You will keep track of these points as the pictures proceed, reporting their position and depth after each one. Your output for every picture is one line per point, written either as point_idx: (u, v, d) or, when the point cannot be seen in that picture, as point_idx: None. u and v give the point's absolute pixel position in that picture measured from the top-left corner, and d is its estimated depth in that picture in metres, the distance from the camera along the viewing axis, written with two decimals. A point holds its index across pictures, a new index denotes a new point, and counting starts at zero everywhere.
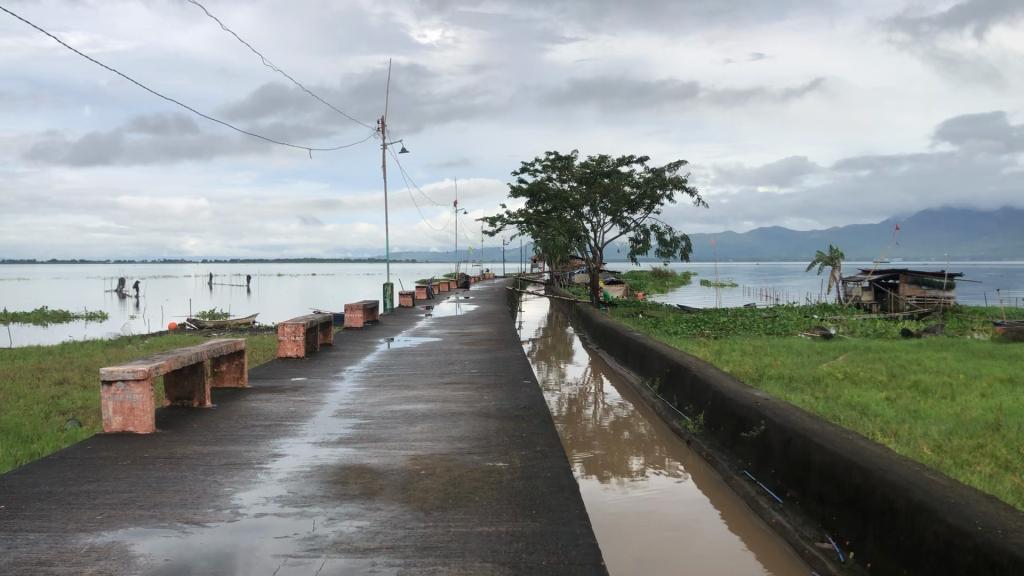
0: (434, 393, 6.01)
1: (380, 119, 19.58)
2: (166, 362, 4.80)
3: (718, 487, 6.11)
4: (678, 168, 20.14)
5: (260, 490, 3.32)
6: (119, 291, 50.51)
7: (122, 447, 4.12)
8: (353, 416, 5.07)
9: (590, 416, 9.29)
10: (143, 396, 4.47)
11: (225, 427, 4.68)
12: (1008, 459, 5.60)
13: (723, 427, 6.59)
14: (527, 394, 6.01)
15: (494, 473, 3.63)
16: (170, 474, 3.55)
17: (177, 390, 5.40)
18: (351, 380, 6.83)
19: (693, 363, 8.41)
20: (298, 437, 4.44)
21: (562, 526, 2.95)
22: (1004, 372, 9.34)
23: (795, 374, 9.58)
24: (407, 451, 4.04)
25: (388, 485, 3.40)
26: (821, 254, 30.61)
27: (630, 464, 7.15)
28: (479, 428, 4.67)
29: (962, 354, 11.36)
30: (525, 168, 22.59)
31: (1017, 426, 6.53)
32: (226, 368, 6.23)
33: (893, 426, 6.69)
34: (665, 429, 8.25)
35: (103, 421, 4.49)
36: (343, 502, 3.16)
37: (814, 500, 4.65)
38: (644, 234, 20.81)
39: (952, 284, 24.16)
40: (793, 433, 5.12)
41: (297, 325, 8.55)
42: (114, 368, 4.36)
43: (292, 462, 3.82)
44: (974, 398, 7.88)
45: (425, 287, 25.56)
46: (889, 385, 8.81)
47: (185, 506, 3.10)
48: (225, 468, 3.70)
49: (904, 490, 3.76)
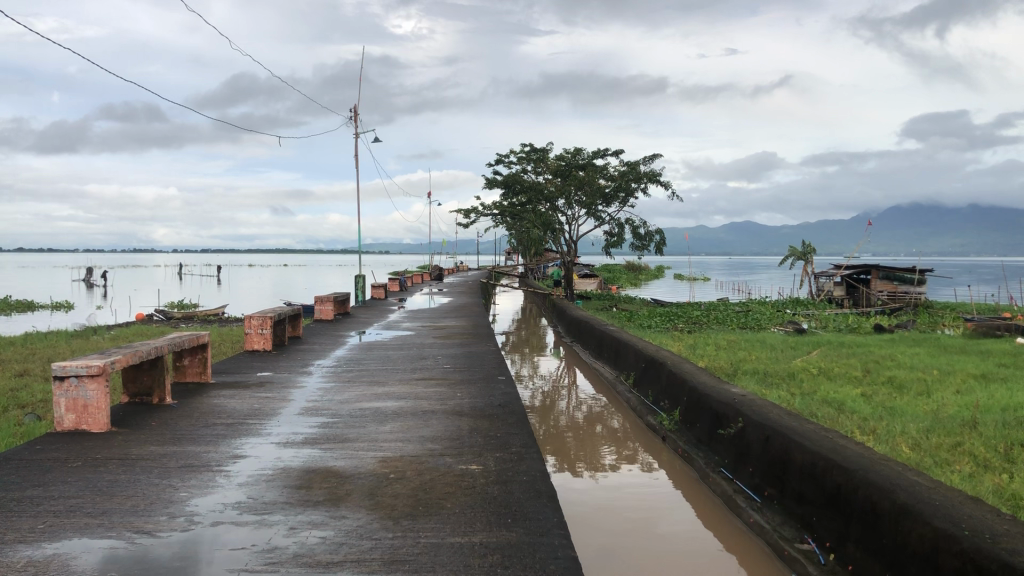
0: (406, 390, 5.83)
1: (352, 109, 19.25)
2: (123, 358, 4.56)
3: (695, 484, 5.98)
4: (653, 161, 20.03)
5: (218, 496, 3.11)
6: (88, 279, 49.97)
7: (73, 447, 3.89)
8: (319, 415, 4.86)
9: (563, 409, 9.15)
10: (97, 393, 4.23)
11: (185, 426, 4.46)
12: (987, 458, 5.52)
13: (700, 423, 6.44)
14: (501, 391, 5.83)
15: (466, 478, 3.46)
16: (122, 477, 3.35)
17: (136, 386, 5.16)
18: (320, 376, 6.61)
19: (668, 358, 8.29)
20: (261, 436, 4.23)
21: (540, 536, 2.79)
22: (977, 369, 9.30)
23: (771, 369, 9.50)
24: (375, 453, 3.85)
25: (354, 490, 3.22)
26: (794, 249, 30.57)
27: (603, 458, 7.02)
28: (452, 427, 4.50)
29: (935, 349, 11.32)
30: (500, 159, 22.30)
31: (994, 423, 6.48)
32: (188, 362, 6.00)
33: (870, 423, 6.60)
34: (639, 424, 8.13)
35: (55, 419, 4.25)
36: (306, 509, 2.96)
37: (793, 499, 4.52)
38: (618, 227, 20.67)
39: (922, 278, 24.26)
40: (772, 430, 4.99)
41: (264, 318, 8.29)
42: (67, 363, 4.15)
43: (255, 464, 3.63)
44: (949, 395, 7.83)
45: (399, 278, 25.26)
46: (864, 381, 8.74)
47: (136, 513, 2.89)
48: (182, 470, 3.49)
49: (888, 491, 3.63)
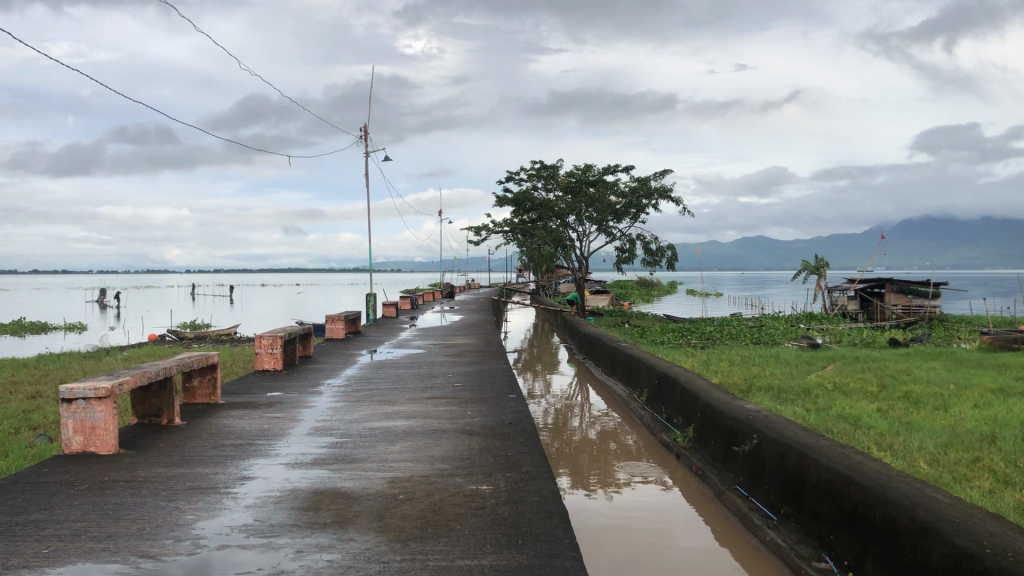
0: (416, 409, 5.78)
1: (363, 128, 19.34)
2: (131, 379, 4.55)
3: (710, 503, 5.89)
4: (664, 177, 20.01)
5: (226, 519, 3.07)
6: (101, 300, 50.12)
7: (80, 470, 3.86)
8: (328, 435, 4.83)
9: (575, 426, 9.08)
10: (105, 415, 4.21)
11: (193, 447, 4.43)
12: (1007, 473, 5.42)
13: (714, 440, 6.36)
14: (512, 409, 5.78)
15: (477, 498, 3.40)
16: (129, 500, 3.31)
17: (145, 407, 5.14)
18: (330, 395, 6.57)
19: (681, 374, 8.22)
20: (270, 457, 4.19)
21: (551, 558, 2.74)
22: (994, 383, 9.17)
23: (785, 385, 9.39)
24: (384, 473, 3.81)
25: (362, 512, 3.17)
26: (806, 263, 30.38)
27: (617, 475, 6.94)
28: (462, 446, 4.45)
29: (951, 364, 11.18)
30: (511, 177, 22.32)
31: (1013, 438, 6.37)
32: (198, 383, 5.98)
33: (887, 439, 6.51)
34: (653, 442, 8.04)
35: (63, 441, 4.23)
36: (314, 532, 2.92)
37: (810, 517, 4.44)
38: (629, 243, 20.62)
39: (937, 292, 24.07)
40: (787, 447, 4.92)
41: (274, 337, 8.28)
42: (75, 386, 4.14)
43: (263, 486, 3.58)
44: (967, 409, 7.72)
45: (410, 296, 25.27)
46: (880, 396, 8.63)
47: (141, 537, 2.85)
48: (189, 493, 3.46)
49: (907, 508, 3.56)
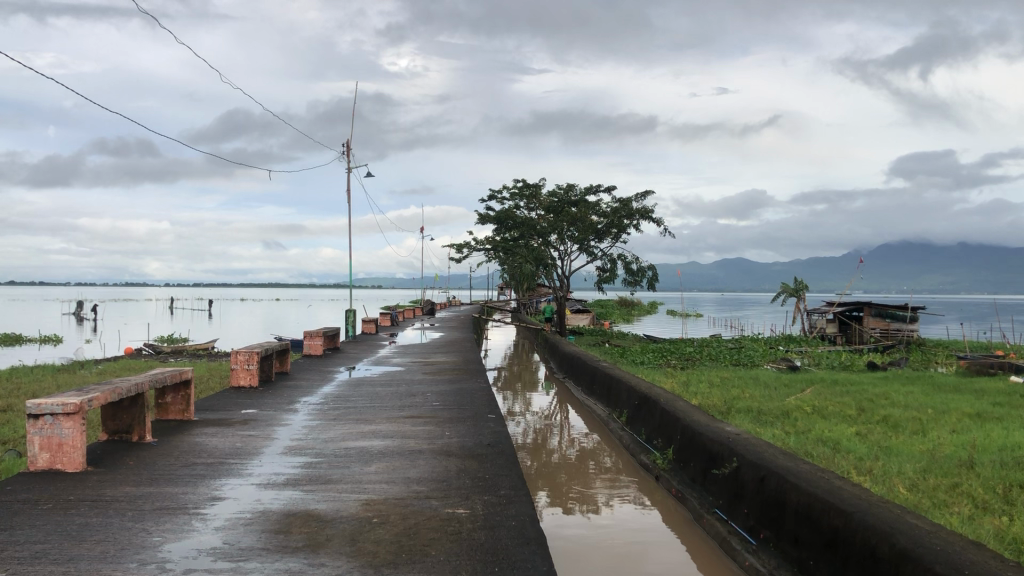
0: (392, 428, 5.70)
1: (346, 144, 19.32)
2: (102, 395, 4.45)
3: (689, 526, 5.83)
4: (645, 198, 20.07)
5: (193, 541, 2.99)
6: (79, 313, 49.80)
7: (45, 488, 3.74)
8: (303, 454, 4.74)
9: (554, 446, 8.99)
10: (74, 431, 4.10)
11: (163, 465, 4.32)
12: (985, 499, 5.41)
13: (693, 462, 6.32)
14: (490, 430, 5.71)
15: (452, 522, 3.34)
16: (93, 520, 3.22)
17: (115, 423, 5.02)
18: (306, 413, 6.46)
19: (660, 395, 8.18)
20: (242, 476, 4.10)
21: None
22: (971, 408, 9.19)
23: (765, 407, 9.38)
24: (358, 495, 3.73)
25: (335, 536, 3.09)
26: (786, 285, 30.53)
27: (595, 496, 6.88)
28: (439, 468, 4.39)
29: (928, 388, 11.21)
30: (493, 195, 22.32)
31: (991, 464, 6.36)
32: (171, 400, 5.87)
33: (867, 463, 6.49)
34: (631, 463, 8.00)
35: (28, 458, 4.11)
36: (284, 556, 2.84)
37: (789, 542, 4.39)
38: (610, 263, 20.65)
39: (914, 316, 24.23)
40: (767, 471, 4.88)
41: (250, 352, 8.18)
42: (42, 401, 4.05)
43: (233, 507, 3.49)
44: (945, 434, 7.73)
45: (390, 313, 25.06)
46: (858, 420, 8.61)
47: (105, 560, 2.76)
48: (157, 513, 3.37)
49: (886, 535, 3.53)
